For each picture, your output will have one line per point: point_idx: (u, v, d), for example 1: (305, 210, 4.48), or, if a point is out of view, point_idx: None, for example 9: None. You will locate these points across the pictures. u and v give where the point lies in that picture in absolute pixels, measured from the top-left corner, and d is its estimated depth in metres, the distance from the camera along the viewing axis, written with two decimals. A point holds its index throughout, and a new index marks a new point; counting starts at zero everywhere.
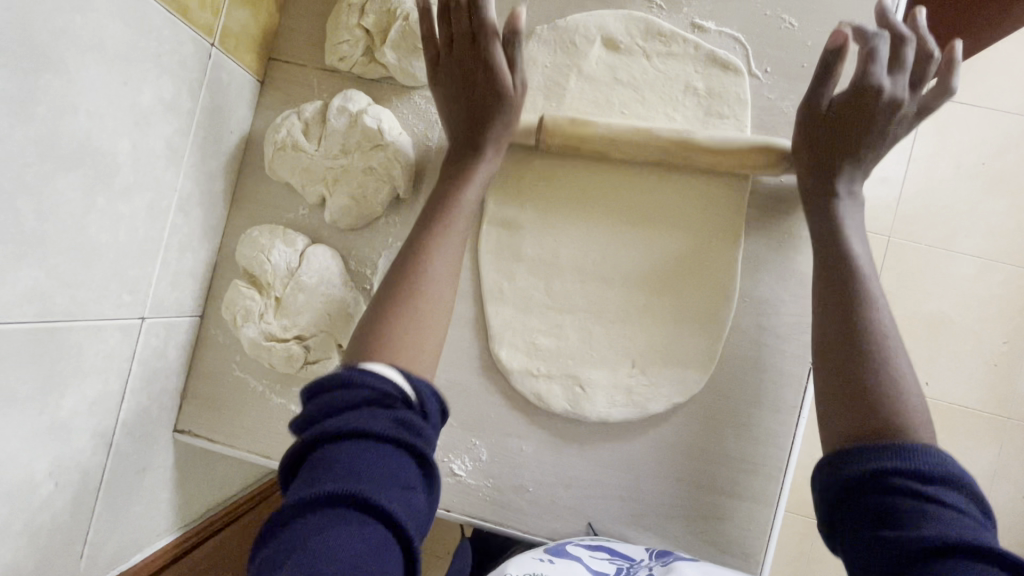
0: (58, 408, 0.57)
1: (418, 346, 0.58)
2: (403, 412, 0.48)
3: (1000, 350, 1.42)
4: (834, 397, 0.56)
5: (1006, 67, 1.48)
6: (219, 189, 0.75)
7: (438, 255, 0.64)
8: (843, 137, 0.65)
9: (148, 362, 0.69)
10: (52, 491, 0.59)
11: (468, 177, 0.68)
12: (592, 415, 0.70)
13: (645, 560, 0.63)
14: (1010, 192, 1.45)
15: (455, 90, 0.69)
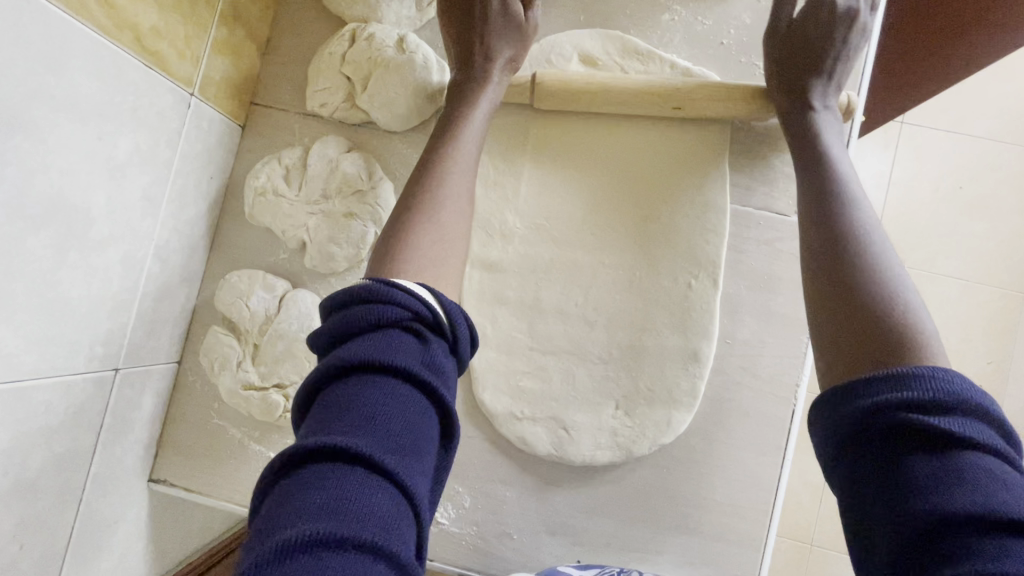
0: (25, 467, 0.56)
1: (443, 254, 0.55)
2: (422, 348, 0.45)
3: (985, 372, 1.44)
4: (834, 291, 0.52)
5: (976, 95, 1.53)
6: (198, 234, 0.74)
7: (460, 162, 0.61)
8: (808, 74, 0.67)
9: (122, 414, 0.68)
10: (17, 553, 0.57)
11: (470, 101, 0.67)
12: (576, 459, 0.69)
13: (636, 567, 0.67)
14: (987, 215, 1.48)
15: (461, 17, 0.70)
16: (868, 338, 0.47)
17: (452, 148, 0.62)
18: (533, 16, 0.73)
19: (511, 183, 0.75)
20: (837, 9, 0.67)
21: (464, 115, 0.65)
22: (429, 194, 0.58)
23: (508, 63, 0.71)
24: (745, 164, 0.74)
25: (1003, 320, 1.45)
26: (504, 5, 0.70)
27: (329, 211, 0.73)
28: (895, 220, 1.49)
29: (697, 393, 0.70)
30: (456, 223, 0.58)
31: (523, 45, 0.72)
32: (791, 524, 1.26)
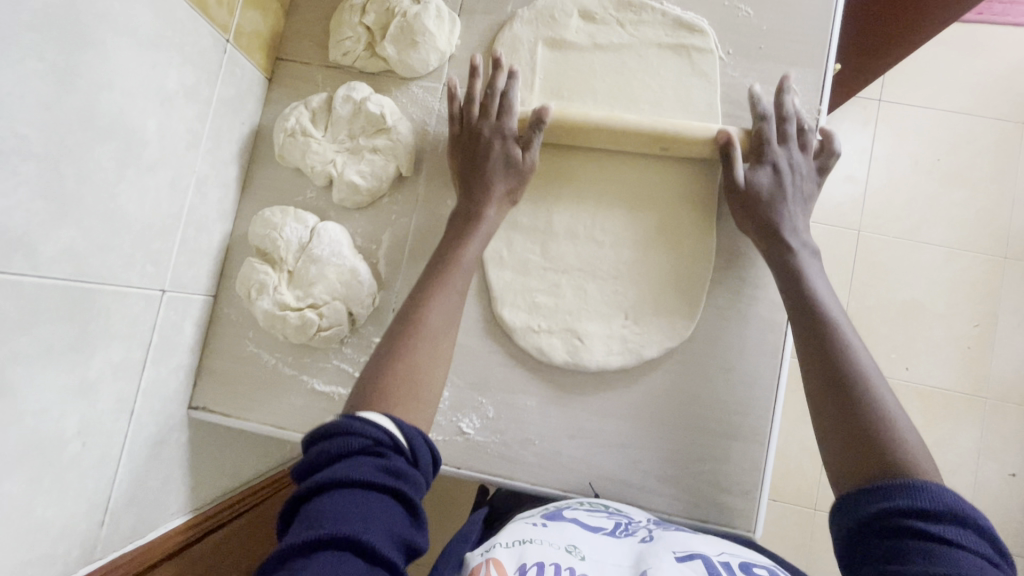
0: (88, 368, 0.61)
1: (420, 395, 0.62)
2: (389, 460, 0.51)
3: (972, 333, 1.50)
4: (837, 424, 0.59)
5: (948, 72, 1.63)
6: (232, 174, 0.80)
7: (444, 304, 0.68)
8: (764, 213, 0.72)
9: (167, 336, 0.73)
10: (79, 450, 0.62)
11: (469, 235, 0.73)
12: (591, 365, 0.75)
13: (644, 522, 0.68)
14: (966, 185, 1.56)
15: (461, 163, 0.77)
16: (867, 455, 0.56)
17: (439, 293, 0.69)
18: (531, 155, 0.75)
19: None
20: (779, 168, 0.73)
21: (457, 249, 0.72)
22: (410, 344, 0.64)
23: (505, 196, 0.76)
24: (735, 97, 0.80)
25: (986, 281, 1.52)
26: (504, 149, 0.75)
27: (354, 149, 0.79)
28: (878, 189, 1.58)
29: (697, 301, 0.76)
30: (432, 370, 0.64)
31: (521, 182, 0.76)
32: (792, 473, 1.32)
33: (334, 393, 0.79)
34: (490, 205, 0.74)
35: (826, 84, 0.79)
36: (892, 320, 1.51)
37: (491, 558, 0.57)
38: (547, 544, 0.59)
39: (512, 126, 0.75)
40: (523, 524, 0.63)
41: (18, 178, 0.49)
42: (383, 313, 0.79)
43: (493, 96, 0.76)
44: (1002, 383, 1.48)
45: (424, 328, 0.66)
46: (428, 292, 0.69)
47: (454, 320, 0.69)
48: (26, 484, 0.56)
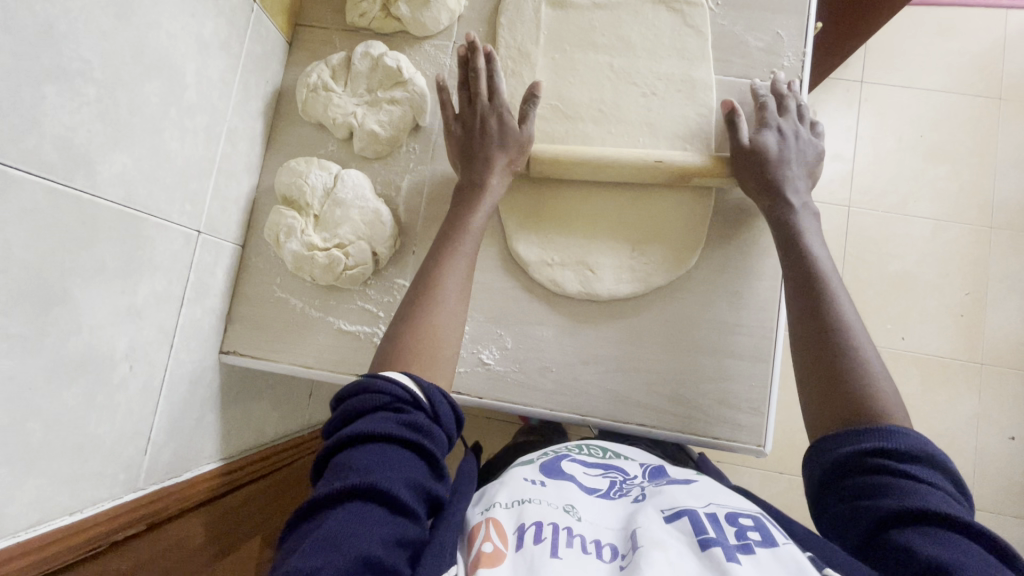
0: (136, 294, 0.64)
1: (438, 356, 0.64)
2: (411, 416, 0.54)
3: (964, 301, 1.55)
4: (825, 373, 0.62)
5: (927, 53, 1.71)
6: (258, 130, 0.85)
7: (452, 275, 0.70)
8: (766, 171, 0.75)
9: (202, 277, 0.77)
10: (128, 373, 0.65)
11: (472, 209, 0.75)
12: (603, 292, 0.79)
13: (639, 480, 0.68)
14: (949, 159, 1.63)
15: (460, 143, 0.79)
16: (846, 404, 0.59)
17: (445, 268, 0.70)
18: (528, 127, 0.78)
19: (526, 70, 0.86)
20: (777, 126, 0.77)
21: (460, 228, 0.74)
22: (423, 319, 0.65)
23: (507, 167, 0.78)
24: (726, 45, 0.86)
25: (973, 251, 1.58)
26: (502, 125, 0.78)
27: (373, 101, 0.84)
28: (865, 164, 1.65)
29: (704, 231, 0.81)
30: (447, 336, 0.66)
31: (521, 151, 0.78)
32: (797, 435, 1.37)
33: (359, 331, 0.83)
34: (491, 175, 0.76)
35: (810, 26, 0.85)
36: (884, 289, 1.57)
37: (490, 517, 0.54)
38: (545, 505, 0.55)
39: (505, 102, 0.78)
40: (523, 484, 0.60)
41: (81, 99, 0.53)
42: (404, 255, 0.84)
43: (479, 75, 0.78)
44: (996, 348, 1.53)
45: (434, 300, 0.67)
46: (435, 261, 0.71)
47: (464, 287, 0.71)
48: (82, 397, 0.59)
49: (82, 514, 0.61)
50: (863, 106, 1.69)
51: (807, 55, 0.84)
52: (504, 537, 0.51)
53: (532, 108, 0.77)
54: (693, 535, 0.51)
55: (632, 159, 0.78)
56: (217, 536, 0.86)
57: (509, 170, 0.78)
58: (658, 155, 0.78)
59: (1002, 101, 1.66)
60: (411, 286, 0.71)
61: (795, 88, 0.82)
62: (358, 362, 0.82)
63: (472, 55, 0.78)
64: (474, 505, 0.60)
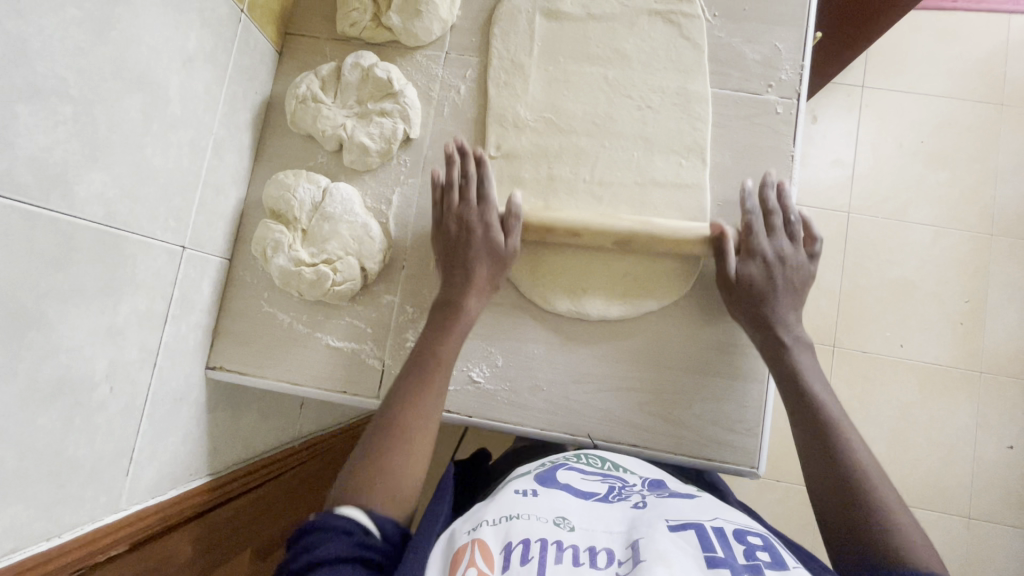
0: (116, 314, 0.63)
1: (406, 495, 0.61)
2: (358, 535, 0.53)
3: (963, 308, 1.54)
4: (841, 516, 0.59)
5: (928, 57, 1.69)
6: (245, 142, 0.83)
7: (425, 405, 0.67)
8: (754, 307, 0.73)
9: (187, 293, 0.75)
10: (108, 395, 0.64)
11: (450, 329, 0.72)
12: (594, 311, 0.78)
13: (638, 488, 0.65)
14: (949, 166, 1.62)
15: (442, 257, 0.76)
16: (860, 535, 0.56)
17: (420, 397, 0.67)
18: (512, 241, 0.76)
19: (519, 81, 0.85)
20: (765, 257, 0.74)
21: (434, 351, 0.71)
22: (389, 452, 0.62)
23: (487, 284, 0.75)
24: (723, 56, 0.84)
25: (972, 259, 1.57)
26: (487, 234, 0.75)
27: (362, 113, 0.82)
28: (865, 172, 1.63)
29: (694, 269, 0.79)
30: (413, 470, 0.62)
31: (502, 268, 0.76)
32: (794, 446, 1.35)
33: (347, 348, 0.81)
34: (472, 294, 0.74)
35: (807, 38, 0.84)
36: (883, 297, 1.55)
37: (475, 538, 0.51)
38: (534, 520, 0.53)
39: (493, 212, 0.76)
40: (509, 499, 0.57)
41: (57, 118, 0.52)
42: (394, 270, 0.82)
43: (467, 184, 0.76)
44: (995, 356, 1.52)
45: (403, 431, 0.64)
46: (409, 387, 0.68)
47: (435, 417, 0.68)
48: (59, 421, 0.58)
49: (60, 539, 0.60)
50: (863, 112, 1.67)
51: (806, 67, 0.83)
52: (490, 559, 0.48)
53: (518, 221, 0.75)
54: (699, 552, 0.49)
55: (625, 227, 0.76)
56: (207, 552, 0.85)
57: (490, 287, 0.76)
58: (652, 225, 0.75)
59: (1002, 107, 1.65)
60: (381, 409, 0.68)
61: (784, 198, 0.76)
62: (346, 379, 0.81)
63: (462, 159, 0.76)
64: (461, 520, 0.58)
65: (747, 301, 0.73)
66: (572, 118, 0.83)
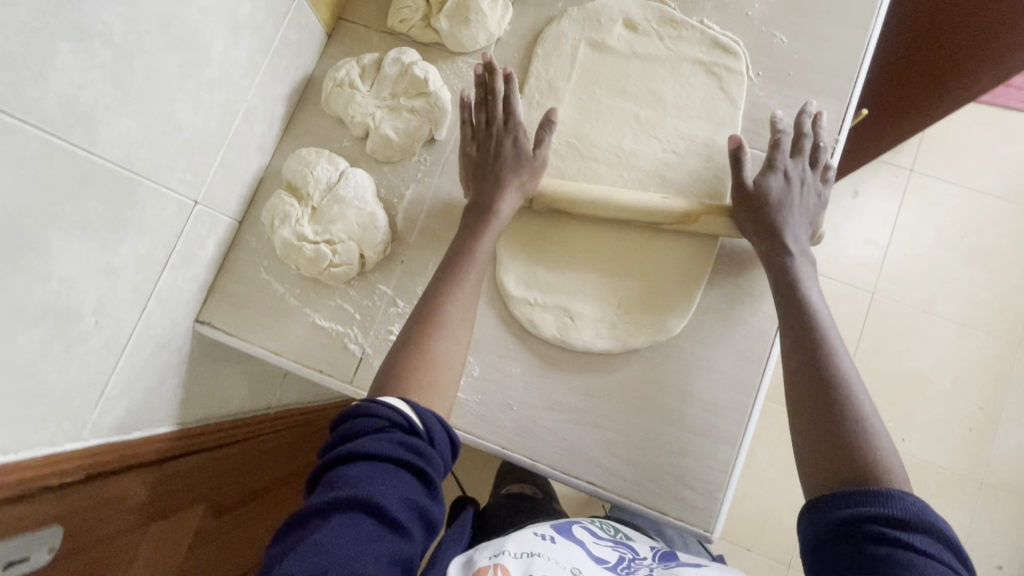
0: (116, 252, 0.65)
1: (435, 385, 0.64)
2: (407, 439, 0.54)
3: (974, 415, 1.48)
4: (822, 436, 0.60)
5: (985, 154, 1.65)
6: (278, 113, 0.86)
7: (459, 301, 0.71)
8: (767, 214, 0.73)
9: (190, 245, 0.77)
10: (92, 327, 0.66)
11: (480, 233, 0.75)
12: (578, 343, 0.78)
13: (647, 560, 0.69)
14: (988, 266, 1.57)
15: (476, 163, 0.80)
16: (838, 459, 0.58)
17: (452, 295, 0.71)
18: (542, 151, 0.79)
19: (551, 103, 0.85)
20: (779, 168, 0.75)
21: (467, 247, 0.75)
22: (430, 354, 0.66)
23: (519, 191, 0.78)
24: (757, 115, 0.84)
25: (994, 367, 1.51)
26: (518, 146, 0.79)
27: (394, 106, 0.84)
28: (897, 259, 1.59)
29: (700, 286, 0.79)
30: (452, 365, 0.67)
31: (533, 175, 0.79)
32: (770, 519, 1.30)
33: (332, 330, 0.82)
34: (503, 197, 0.77)
35: (847, 113, 0.83)
36: (892, 388, 1.50)
37: (498, 563, 0.58)
38: (552, 562, 0.60)
39: (522, 124, 0.80)
40: (532, 537, 0.64)
41: (95, 60, 0.55)
42: (393, 263, 0.83)
43: (497, 102, 0.80)
44: (999, 471, 1.45)
45: (440, 328, 0.68)
46: (440, 287, 0.72)
47: (470, 313, 0.72)
48: (39, 343, 0.60)
49: (16, 456, 0.61)
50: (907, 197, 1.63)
51: (839, 142, 0.82)
52: None
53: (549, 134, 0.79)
54: None
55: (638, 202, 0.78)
56: (171, 506, 0.83)
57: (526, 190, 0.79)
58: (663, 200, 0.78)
59: None
60: (414, 312, 0.71)
61: (819, 125, 0.78)
62: (324, 359, 0.82)
63: (490, 78, 0.80)
64: (484, 546, 0.64)
65: (761, 204, 0.73)
66: (595, 147, 0.84)
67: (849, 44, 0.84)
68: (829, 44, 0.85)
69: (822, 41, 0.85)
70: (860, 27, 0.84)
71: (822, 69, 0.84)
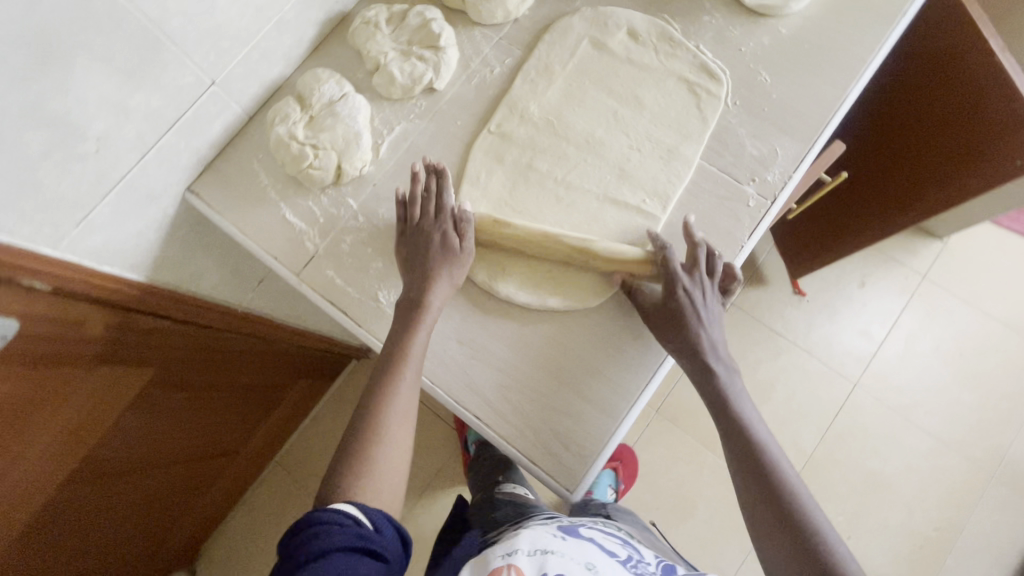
0: (130, 95, 0.76)
1: (384, 488, 0.68)
2: (359, 530, 0.60)
3: (930, 535, 1.44)
4: (779, 535, 0.66)
5: (1003, 279, 1.63)
6: (309, 35, 0.98)
7: (404, 389, 0.74)
8: (678, 339, 0.77)
9: (198, 118, 0.89)
10: (92, 152, 0.77)
11: (416, 326, 0.78)
12: (501, 290, 0.85)
13: (651, 562, 0.78)
14: (978, 389, 1.55)
15: (407, 255, 0.83)
16: (800, 557, 0.64)
17: (395, 385, 0.74)
18: (468, 244, 0.84)
19: (544, 84, 0.94)
20: (686, 298, 0.78)
21: (406, 340, 0.77)
22: (378, 449, 0.70)
23: (451, 282, 0.82)
24: (724, 138, 0.91)
25: (961, 492, 1.47)
26: (444, 239, 0.82)
27: (406, 52, 0.95)
28: (886, 358, 1.59)
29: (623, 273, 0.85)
30: (397, 457, 0.71)
31: (459, 266, 0.82)
32: None
33: (297, 226, 0.92)
34: (434, 291, 0.79)
35: (808, 155, 0.88)
36: (852, 484, 1.49)
37: (512, 564, 0.65)
38: (565, 558, 0.67)
39: (448, 216, 0.84)
40: (542, 538, 0.71)
41: None
42: (366, 183, 0.93)
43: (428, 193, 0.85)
44: None
45: (388, 419, 0.72)
46: (378, 388, 0.74)
47: (413, 405, 0.76)
48: (45, 145, 0.71)
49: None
50: (913, 301, 1.63)
51: (792, 178, 0.87)
52: None
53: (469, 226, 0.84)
54: None
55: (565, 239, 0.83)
56: (117, 356, 0.91)
57: (458, 271, 0.82)
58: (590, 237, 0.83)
59: None
60: (355, 413, 0.74)
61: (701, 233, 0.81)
62: (283, 250, 0.91)
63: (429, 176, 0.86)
64: (499, 546, 0.72)
65: (671, 332, 0.78)
66: (572, 130, 0.92)
67: (827, 97, 0.90)
68: (808, 92, 0.91)
69: (802, 88, 0.91)
70: (842, 85, 0.91)
71: (795, 112, 0.90)
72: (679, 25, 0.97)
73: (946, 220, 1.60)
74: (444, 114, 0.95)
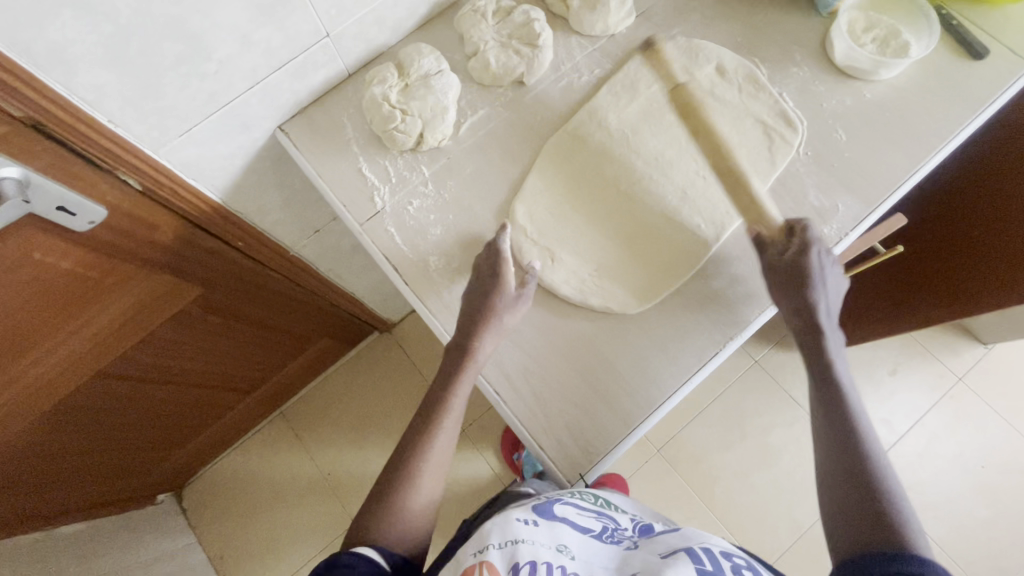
0: (257, 30, 0.84)
1: (411, 534, 0.74)
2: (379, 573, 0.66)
3: None
4: (851, 481, 0.69)
5: None
6: (421, 11, 1.04)
7: (440, 444, 0.79)
8: (802, 295, 0.81)
9: (307, 64, 0.96)
10: (212, 73, 0.84)
11: (457, 378, 0.80)
12: (546, 279, 0.88)
13: (628, 529, 0.79)
14: (994, 506, 1.49)
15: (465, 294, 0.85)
16: (861, 505, 0.66)
17: (434, 439, 0.79)
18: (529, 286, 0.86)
19: (626, 99, 0.99)
20: (814, 258, 0.82)
21: (448, 391, 0.80)
22: (411, 496, 0.75)
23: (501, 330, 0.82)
24: (789, 184, 0.93)
25: None
26: (500, 286, 0.83)
27: (504, 44, 1.01)
28: (905, 452, 1.55)
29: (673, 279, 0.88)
30: (427, 505, 0.77)
31: (513, 311, 0.84)
32: None
33: (370, 181, 0.98)
34: (482, 340, 0.80)
35: (868, 218, 0.90)
36: None
37: (483, 560, 0.61)
38: (537, 545, 0.64)
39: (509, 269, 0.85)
40: (514, 525, 0.66)
41: None
42: (441, 156, 0.98)
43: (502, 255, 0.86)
44: None
45: (422, 477, 0.77)
46: (418, 436, 0.79)
47: (447, 454, 0.80)
48: (177, 56, 0.79)
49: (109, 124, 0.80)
50: (944, 400, 1.59)
51: (847, 236, 0.89)
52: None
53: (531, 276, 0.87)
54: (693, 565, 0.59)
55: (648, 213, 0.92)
56: (176, 264, 0.99)
57: (512, 315, 0.84)
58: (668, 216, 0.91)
59: None
60: (395, 454, 0.80)
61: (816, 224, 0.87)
62: (352, 200, 0.97)
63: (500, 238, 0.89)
64: (469, 544, 0.67)
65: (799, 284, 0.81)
66: (643, 148, 0.96)
67: (898, 168, 0.92)
68: (880, 158, 0.93)
69: (874, 153, 0.93)
70: (915, 159, 0.92)
71: (863, 174, 0.92)
72: (767, 70, 1.00)
73: (993, 327, 1.57)
74: (527, 108, 1.01)
